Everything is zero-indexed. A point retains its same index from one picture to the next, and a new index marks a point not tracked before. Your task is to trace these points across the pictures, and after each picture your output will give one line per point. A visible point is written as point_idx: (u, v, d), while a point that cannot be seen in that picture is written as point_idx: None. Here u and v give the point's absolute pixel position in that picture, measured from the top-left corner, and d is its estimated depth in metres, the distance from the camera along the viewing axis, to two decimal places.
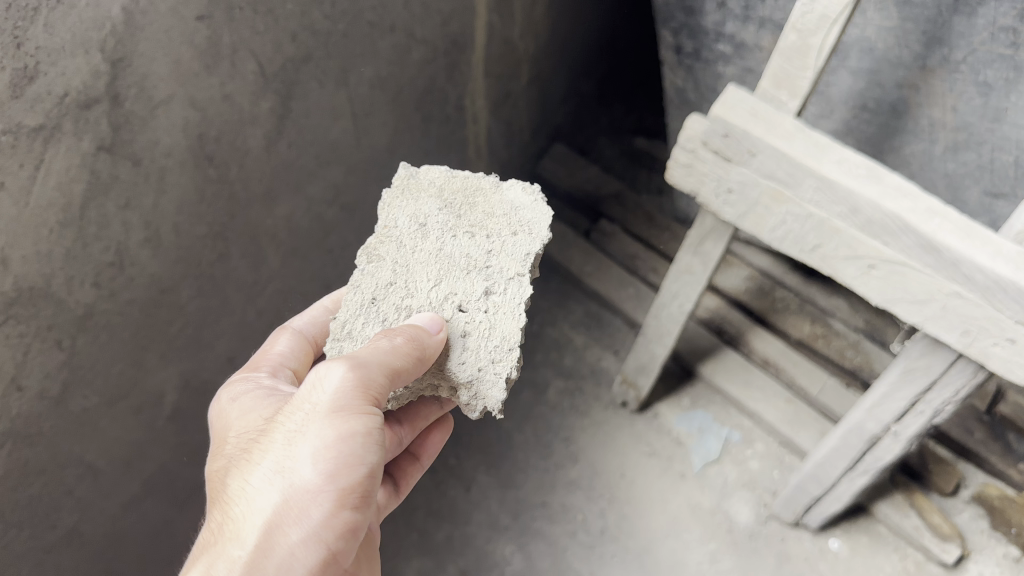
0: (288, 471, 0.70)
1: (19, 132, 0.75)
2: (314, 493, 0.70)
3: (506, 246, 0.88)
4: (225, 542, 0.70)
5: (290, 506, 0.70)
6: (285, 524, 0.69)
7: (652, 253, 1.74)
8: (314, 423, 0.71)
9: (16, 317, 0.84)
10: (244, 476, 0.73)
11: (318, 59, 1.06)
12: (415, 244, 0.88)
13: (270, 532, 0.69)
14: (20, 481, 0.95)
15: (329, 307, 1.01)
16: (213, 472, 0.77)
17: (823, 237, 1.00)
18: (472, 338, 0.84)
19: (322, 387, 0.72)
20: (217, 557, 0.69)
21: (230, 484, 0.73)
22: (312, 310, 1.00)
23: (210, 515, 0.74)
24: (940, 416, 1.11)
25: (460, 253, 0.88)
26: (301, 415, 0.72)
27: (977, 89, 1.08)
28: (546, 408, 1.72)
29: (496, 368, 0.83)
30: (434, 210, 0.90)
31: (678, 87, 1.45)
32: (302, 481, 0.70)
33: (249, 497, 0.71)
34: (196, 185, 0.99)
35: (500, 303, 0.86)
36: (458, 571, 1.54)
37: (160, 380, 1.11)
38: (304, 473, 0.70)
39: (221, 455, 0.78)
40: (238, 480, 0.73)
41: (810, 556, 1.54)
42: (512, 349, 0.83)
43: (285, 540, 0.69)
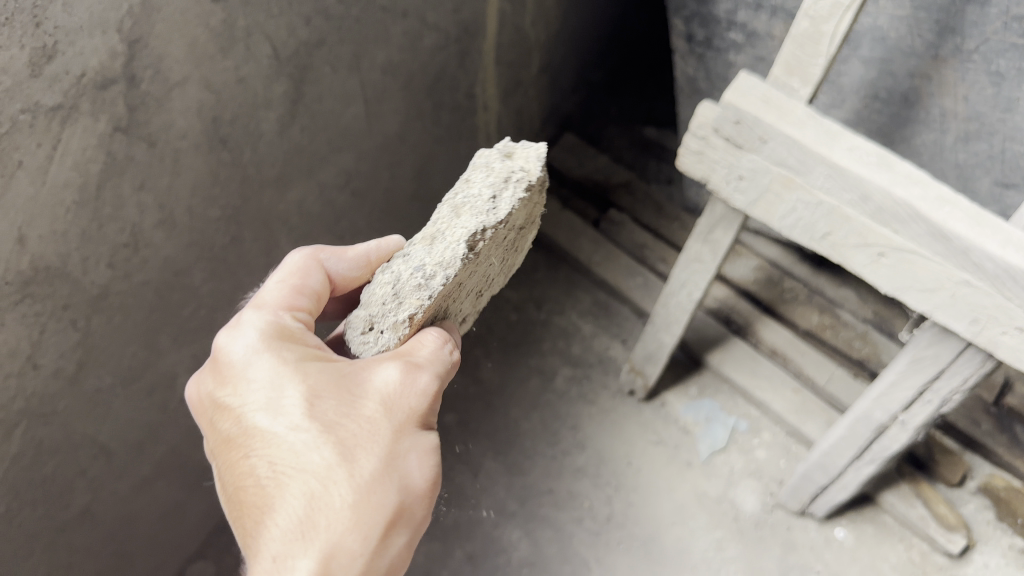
0: (402, 471, 0.71)
1: (37, 111, 0.76)
2: (420, 498, 0.73)
3: (496, 283, 1.03)
4: (341, 534, 0.66)
5: (403, 510, 0.71)
6: (398, 526, 0.71)
7: (660, 243, 1.74)
8: (414, 428, 0.74)
9: (33, 295, 0.85)
10: (348, 469, 0.68)
11: (331, 44, 1.06)
12: (489, 249, 0.82)
13: (388, 534, 0.69)
14: (34, 459, 0.96)
15: (371, 264, 0.84)
16: (270, 449, 0.68)
17: (834, 224, 1.01)
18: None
19: (417, 390, 0.73)
20: (338, 553, 0.66)
21: (326, 471, 0.67)
22: (357, 261, 0.83)
23: (293, 502, 0.67)
24: (948, 406, 1.11)
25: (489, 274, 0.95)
26: (400, 416, 0.72)
27: (990, 78, 1.08)
28: (554, 396, 1.73)
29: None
30: (520, 220, 0.86)
31: (689, 76, 1.45)
32: (414, 486, 0.72)
33: (365, 489, 0.68)
34: (209, 167, 0.99)
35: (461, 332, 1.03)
36: (466, 556, 1.55)
37: (173, 362, 1.11)
38: (415, 479, 0.72)
39: (274, 424, 0.69)
40: (339, 473, 0.67)
41: (815, 545, 1.54)
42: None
43: (395, 540, 0.71)
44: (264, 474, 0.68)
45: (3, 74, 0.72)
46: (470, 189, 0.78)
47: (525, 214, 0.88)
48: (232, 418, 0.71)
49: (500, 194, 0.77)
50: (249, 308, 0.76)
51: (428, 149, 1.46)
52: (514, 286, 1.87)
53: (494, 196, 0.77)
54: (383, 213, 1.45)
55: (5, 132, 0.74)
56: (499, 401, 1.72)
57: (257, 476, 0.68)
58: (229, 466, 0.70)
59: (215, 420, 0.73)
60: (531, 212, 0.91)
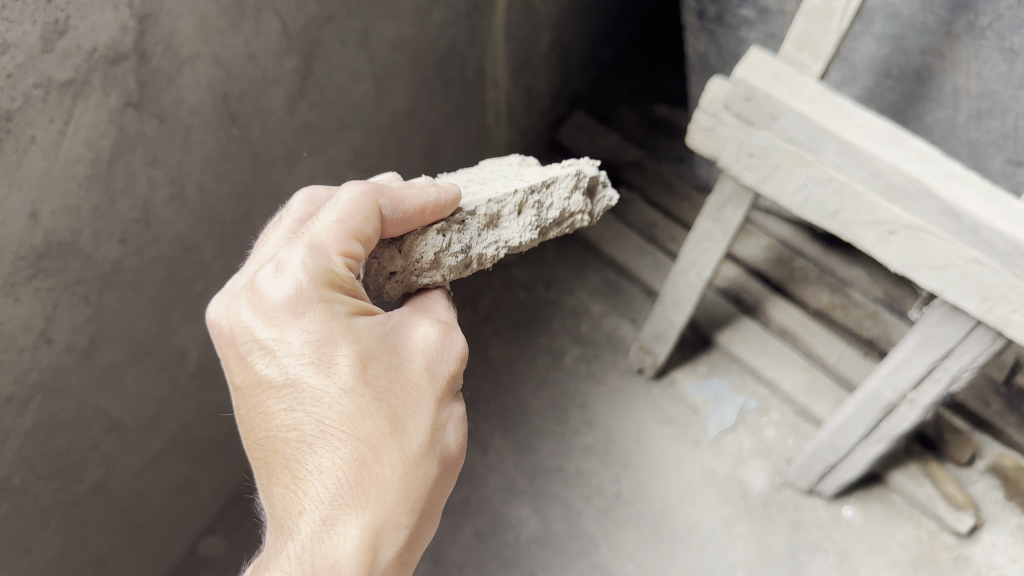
0: (442, 443, 0.70)
1: (49, 86, 0.76)
2: (451, 468, 0.72)
3: None
4: (392, 508, 0.64)
5: (437, 484, 0.70)
6: (435, 497, 0.70)
7: (670, 222, 1.74)
8: (451, 396, 0.73)
9: (47, 270, 0.86)
10: (401, 437, 0.66)
11: (341, 19, 1.07)
12: None
13: (428, 506, 0.68)
14: (48, 433, 0.97)
15: (426, 218, 0.76)
16: (319, 408, 0.64)
17: (844, 201, 1.00)
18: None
19: (451, 359, 0.73)
20: (387, 526, 0.64)
21: (379, 440, 0.65)
22: (416, 215, 0.75)
23: (343, 469, 0.64)
24: (958, 383, 1.11)
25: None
26: (441, 385, 0.71)
27: (1003, 55, 1.06)
28: (564, 374, 1.73)
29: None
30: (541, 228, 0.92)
31: (700, 52, 1.44)
32: (450, 456, 0.71)
33: (415, 462, 0.66)
34: (219, 143, 1.00)
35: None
36: (475, 533, 1.57)
37: (185, 338, 1.12)
38: (451, 448, 0.72)
39: (322, 383, 0.64)
40: (393, 443, 0.65)
41: (823, 523, 1.55)
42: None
43: (431, 510, 0.70)
44: (310, 434, 0.64)
45: (15, 49, 0.72)
46: (547, 200, 0.85)
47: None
48: (272, 363, 0.65)
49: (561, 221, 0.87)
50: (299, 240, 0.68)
51: (438, 126, 1.46)
52: (524, 265, 1.87)
53: (557, 221, 0.86)
54: None
55: (18, 107, 0.75)
56: (509, 379, 1.73)
57: (300, 436, 0.64)
58: (262, 415, 0.66)
59: (247, 359, 0.66)
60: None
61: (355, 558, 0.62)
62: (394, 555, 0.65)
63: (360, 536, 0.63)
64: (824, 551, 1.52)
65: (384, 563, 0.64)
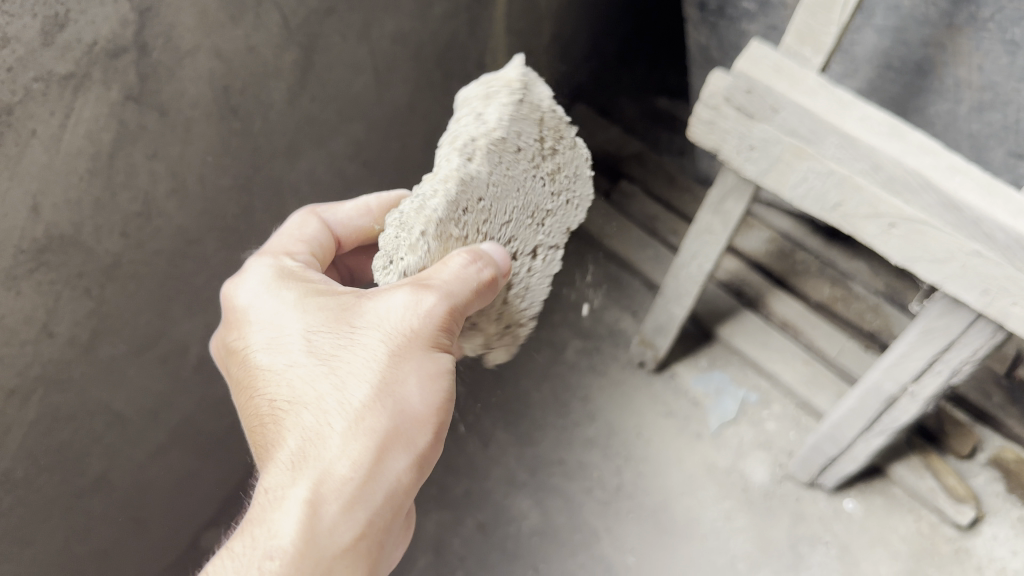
0: (396, 398, 0.72)
1: (50, 79, 0.76)
2: (420, 422, 0.74)
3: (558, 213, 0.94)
4: (331, 461, 0.69)
5: (401, 433, 0.72)
6: (396, 451, 0.72)
7: (672, 215, 1.74)
8: (418, 351, 0.74)
9: (49, 263, 0.86)
10: (341, 393, 0.71)
11: (341, 12, 1.07)
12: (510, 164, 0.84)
13: (385, 456, 0.71)
14: (51, 426, 0.98)
15: (373, 214, 0.91)
16: (272, 384, 0.73)
17: (845, 194, 1.00)
18: (518, 287, 0.93)
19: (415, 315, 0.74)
20: (329, 478, 0.69)
21: (318, 400, 0.71)
22: (357, 212, 0.90)
23: (288, 431, 0.71)
24: (958, 376, 1.11)
25: (533, 198, 0.89)
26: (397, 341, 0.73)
27: (1004, 47, 1.06)
28: (565, 367, 1.73)
29: (521, 317, 0.96)
30: (533, 132, 0.85)
31: (701, 45, 1.44)
32: (412, 409, 0.73)
33: (355, 417, 0.70)
34: (220, 136, 1.00)
35: (537, 267, 0.95)
36: (477, 525, 1.57)
37: (186, 330, 1.13)
38: (414, 402, 0.73)
39: (274, 363, 0.74)
40: (333, 399, 0.71)
41: (825, 516, 1.55)
42: (536, 308, 0.97)
43: (395, 465, 0.72)
44: (267, 409, 0.73)
45: (15, 42, 0.72)
46: (457, 125, 0.83)
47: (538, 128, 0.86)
48: (241, 360, 0.77)
49: (485, 111, 0.82)
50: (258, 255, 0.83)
51: (438, 119, 1.46)
52: None
53: (474, 115, 0.82)
54: (394, 184, 1.46)
55: (19, 100, 0.75)
56: (510, 372, 1.73)
57: (261, 412, 0.73)
58: (242, 405, 0.76)
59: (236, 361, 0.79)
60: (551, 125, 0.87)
61: (292, 509, 0.67)
62: (342, 508, 0.69)
63: (298, 491, 0.68)
64: (824, 544, 1.52)
65: (330, 514, 0.68)
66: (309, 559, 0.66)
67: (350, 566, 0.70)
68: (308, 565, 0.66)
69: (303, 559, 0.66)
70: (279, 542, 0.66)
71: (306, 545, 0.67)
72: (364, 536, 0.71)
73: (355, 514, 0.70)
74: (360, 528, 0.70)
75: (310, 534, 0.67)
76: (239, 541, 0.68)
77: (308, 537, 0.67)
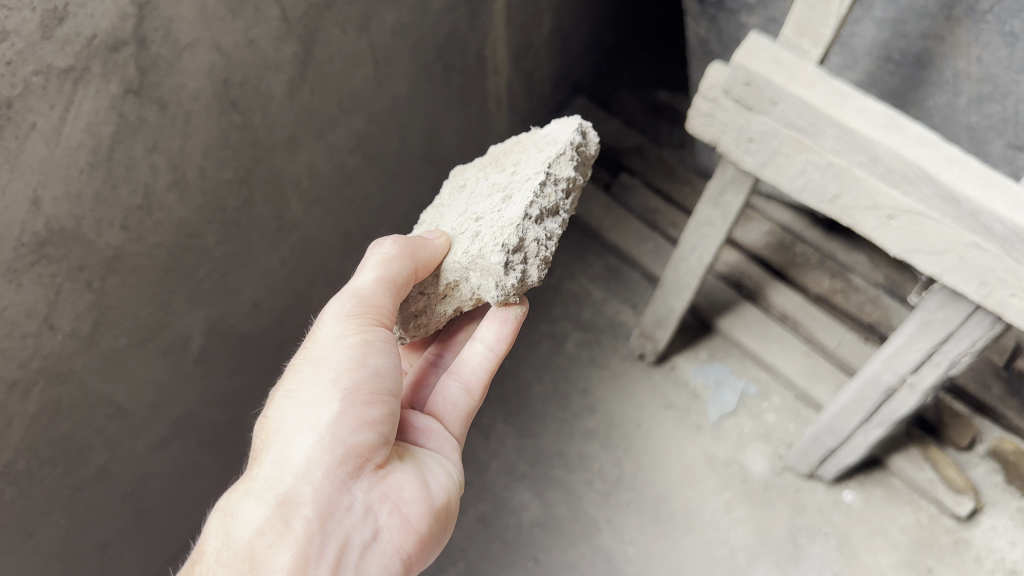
0: (295, 392, 0.80)
1: (50, 73, 0.77)
2: (319, 399, 0.78)
3: (528, 162, 0.88)
4: (250, 469, 0.79)
5: (299, 416, 0.78)
6: (297, 432, 0.77)
7: (672, 208, 1.74)
8: (320, 346, 0.82)
9: (50, 256, 0.86)
10: (266, 410, 0.82)
11: (340, 6, 1.07)
12: (454, 198, 0.96)
13: (282, 443, 0.78)
14: (53, 418, 0.98)
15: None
16: None
17: (843, 186, 1.00)
18: (479, 233, 0.86)
19: (321, 325, 0.83)
20: (246, 480, 0.78)
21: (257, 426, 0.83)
22: None
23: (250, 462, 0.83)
24: (957, 368, 1.11)
25: (489, 181, 0.91)
26: (307, 350, 0.83)
27: (1003, 39, 1.06)
28: (565, 359, 1.74)
29: (492, 242, 0.83)
30: (479, 168, 0.97)
31: (701, 37, 1.44)
32: (310, 392, 0.78)
33: (266, 424, 0.80)
34: (220, 130, 1.00)
35: (511, 199, 0.85)
36: (477, 517, 1.58)
37: (187, 323, 1.13)
38: (312, 386, 0.79)
39: None
40: (262, 417, 0.82)
41: (824, 507, 1.55)
42: (510, 222, 0.81)
43: (299, 445, 0.76)
44: None
45: (15, 35, 0.72)
46: None
47: (491, 158, 0.97)
48: None
49: None
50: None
51: (438, 112, 1.47)
52: None
53: None
54: (395, 177, 1.46)
55: (19, 93, 0.75)
56: (511, 365, 1.74)
57: None
58: None
59: None
60: (507, 147, 0.96)
61: (221, 518, 0.78)
62: (254, 500, 0.76)
63: (228, 499, 0.78)
64: (823, 535, 1.53)
65: (244, 509, 0.76)
66: (226, 552, 0.75)
67: (271, 546, 0.74)
68: (227, 557, 0.75)
69: (223, 552, 0.75)
70: (210, 546, 0.77)
71: (225, 540, 0.76)
72: (280, 515, 0.75)
73: (264, 501, 0.76)
74: (273, 511, 0.75)
75: (230, 532, 0.76)
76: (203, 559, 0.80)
77: (228, 534, 0.76)
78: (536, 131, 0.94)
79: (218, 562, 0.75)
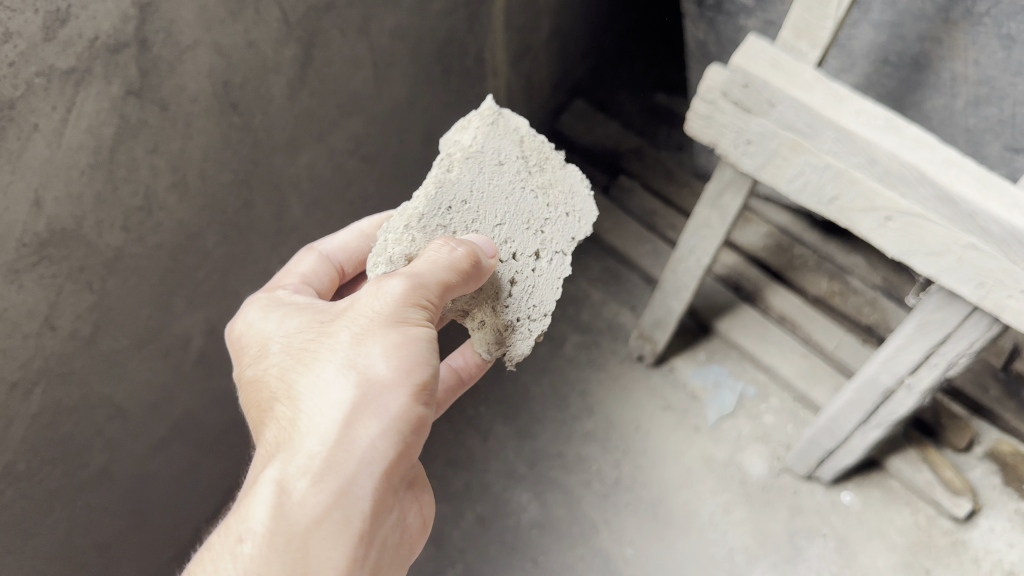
0: (360, 371, 0.73)
1: (51, 75, 0.77)
2: (392, 390, 0.73)
3: (559, 221, 0.94)
4: (298, 442, 0.70)
5: (368, 402, 0.72)
6: (365, 417, 0.71)
7: (670, 210, 1.75)
8: (381, 326, 0.74)
9: (51, 257, 0.87)
10: (309, 376, 0.73)
11: (340, 8, 1.07)
12: (492, 175, 0.89)
13: (349, 426, 0.71)
14: (54, 419, 0.99)
15: (367, 236, 1.02)
16: (259, 385, 0.77)
17: (841, 188, 1.01)
18: (516, 290, 0.92)
19: (380, 297, 0.76)
20: (294, 456, 0.70)
21: (292, 387, 0.74)
22: (352, 237, 1.01)
23: (270, 423, 0.74)
24: (954, 369, 1.12)
25: (527, 207, 0.91)
26: (363, 322, 0.75)
27: (1001, 42, 1.07)
28: (564, 361, 1.74)
29: (529, 326, 0.92)
30: (514, 151, 0.90)
31: (700, 40, 1.45)
32: (380, 377, 0.73)
33: (323, 394, 0.72)
34: (220, 131, 1.00)
35: (544, 270, 0.93)
36: (476, 518, 1.58)
37: (186, 324, 1.13)
38: (380, 369, 0.73)
39: (262, 361, 0.79)
40: (302, 383, 0.73)
41: (823, 508, 1.56)
42: (546, 316, 0.93)
43: (366, 433, 0.71)
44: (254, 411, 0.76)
45: (17, 37, 0.73)
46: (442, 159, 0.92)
47: (522, 149, 0.91)
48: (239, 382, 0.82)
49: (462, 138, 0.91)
50: (258, 293, 0.89)
51: (437, 114, 1.47)
52: None
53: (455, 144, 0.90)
54: (394, 179, 1.46)
55: (20, 95, 0.75)
56: (510, 366, 1.74)
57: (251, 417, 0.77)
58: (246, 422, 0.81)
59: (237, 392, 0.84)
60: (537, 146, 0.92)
61: (269, 491, 0.68)
62: (312, 482, 0.69)
63: (272, 472, 0.69)
64: (822, 536, 1.53)
65: (299, 491, 0.69)
66: (279, 536, 0.67)
67: (329, 539, 0.69)
68: (279, 543, 0.67)
69: (274, 534, 0.67)
70: (250, 524, 0.67)
71: (275, 521, 0.67)
72: (340, 506, 0.70)
73: (325, 487, 0.69)
74: (333, 500, 0.69)
75: (280, 511, 0.68)
76: (220, 532, 0.69)
77: (280, 514, 0.67)
78: (563, 157, 0.95)
79: (270, 548, 0.66)
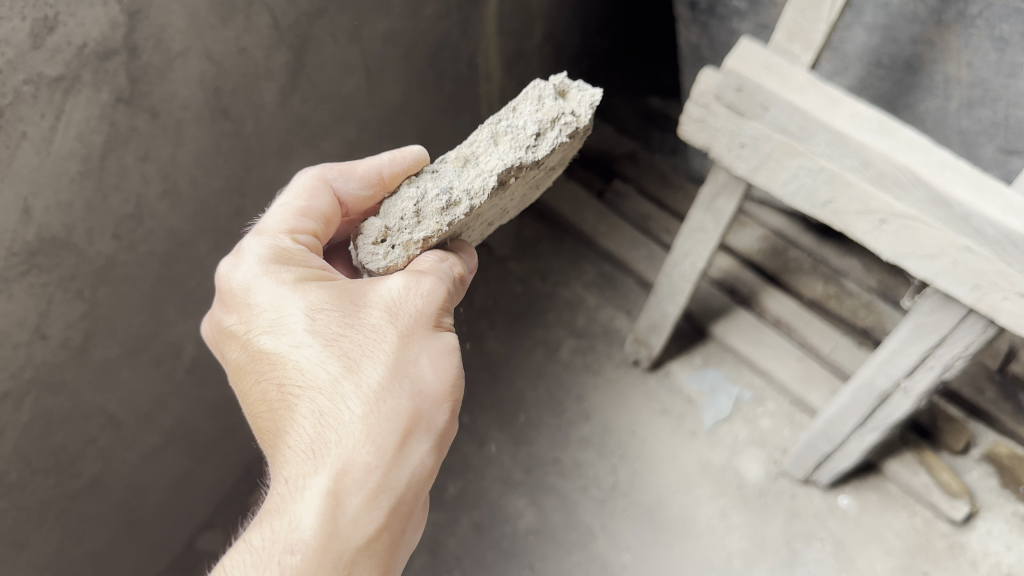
0: (411, 383, 0.72)
1: (40, 82, 0.76)
2: (437, 403, 0.74)
3: (532, 191, 1.02)
4: (352, 449, 0.69)
5: (420, 417, 0.72)
6: (417, 435, 0.72)
7: (663, 214, 1.75)
8: (421, 334, 0.75)
9: (40, 266, 0.86)
10: (356, 377, 0.71)
11: (332, 13, 1.07)
12: (529, 177, 0.86)
13: (402, 440, 0.70)
14: (44, 429, 0.98)
15: (383, 180, 0.82)
16: (284, 369, 0.72)
17: (835, 191, 1.01)
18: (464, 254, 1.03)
19: (418, 301, 0.75)
20: (349, 467, 0.68)
21: (333, 383, 0.71)
22: (364, 182, 0.81)
23: (306, 417, 0.70)
24: (950, 373, 1.11)
25: (525, 189, 0.96)
26: (404, 325, 0.74)
27: (993, 44, 1.07)
28: (559, 366, 1.74)
29: None
30: (562, 152, 0.87)
31: (692, 43, 1.45)
32: (428, 390, 0.73)
33: (373, 399, 0.70)
34: (211, 138, 1.00)
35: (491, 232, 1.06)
36: (472, 525, 1.57)
37: (179, 332, 1.13)
38: (427, 383, 0.74)
39: (279, 335, 0.73)
40: (349, 385, 0.70)
41: (820, 512, 1.55)
42: None
43: (417, 450, 0.72)
44: (279, 397, 0.72)
45: (4, 44, 0.72)
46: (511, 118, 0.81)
47: (573, 143, 0.88)
48: (239, 348, 0.76)
49: (546, 131, 0.79)
50: (252, 236, 0.79)
51: (429, 120, 1.47)
52: (518, 258, 1.87)
53: (535, 138, 0.79)
54: None
55: (7, 103, 0.75)
56: (505, 371, 1.74)
57: (272, 401, 0.72)
58: (243, 392, 0.76)
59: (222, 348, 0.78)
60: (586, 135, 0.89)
61: (322, 502, 0.67)
62: (366, 499, 0.68)
63: (323, 481, 0.68)
64: (820, 540, 1.52)
65: (353, 505, 0.68)
66: (332, 552, 0.66)
67: (373, 557, 0.69)
68: (329, 559, 0.66)
69: (328, 549, 0.66)
70: (301, 534, 0.66)
71: (328, 535, 0.66)
72: (388, 522, 0.70)
73: (377, 505, 0.69)
74: (384, 519, 0.69)
75: (332, 525, 0.66)
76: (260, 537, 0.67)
77: (333, 527, 0.66)
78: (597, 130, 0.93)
79: (322, 564, 0.65)
